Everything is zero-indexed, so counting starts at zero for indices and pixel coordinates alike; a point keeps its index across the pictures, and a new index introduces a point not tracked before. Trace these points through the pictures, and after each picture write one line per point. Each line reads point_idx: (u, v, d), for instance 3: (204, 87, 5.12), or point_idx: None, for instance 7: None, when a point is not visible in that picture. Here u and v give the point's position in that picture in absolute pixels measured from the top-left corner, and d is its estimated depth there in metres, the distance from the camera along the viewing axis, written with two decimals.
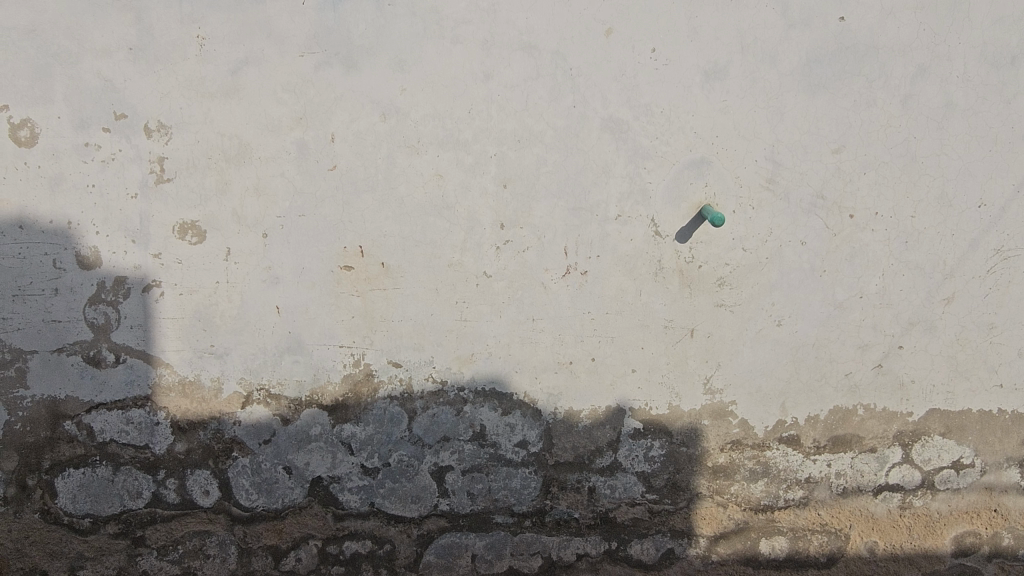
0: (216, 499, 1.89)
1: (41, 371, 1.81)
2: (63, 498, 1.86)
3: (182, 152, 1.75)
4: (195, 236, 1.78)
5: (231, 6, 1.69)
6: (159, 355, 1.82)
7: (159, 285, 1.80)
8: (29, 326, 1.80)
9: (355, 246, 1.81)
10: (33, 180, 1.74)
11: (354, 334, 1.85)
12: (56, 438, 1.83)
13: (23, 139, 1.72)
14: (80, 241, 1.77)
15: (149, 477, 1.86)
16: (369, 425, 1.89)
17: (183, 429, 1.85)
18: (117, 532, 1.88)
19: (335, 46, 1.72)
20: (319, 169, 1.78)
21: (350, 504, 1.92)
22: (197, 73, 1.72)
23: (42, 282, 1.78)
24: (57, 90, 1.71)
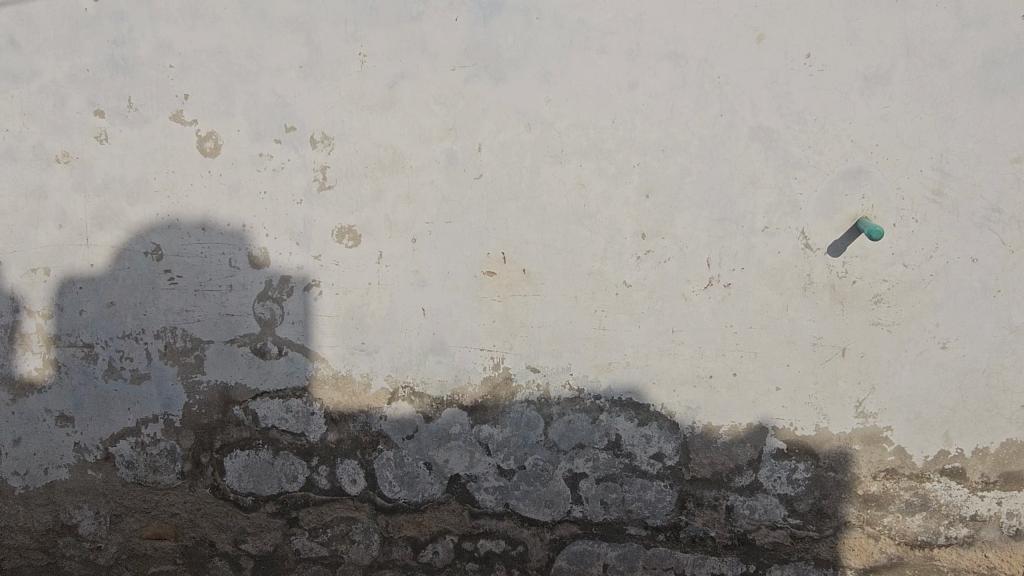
0: (362, 488, 2.00)
1: (215, 359, 2.00)
2: (231, 476, 2.03)
3: (343, 161, 1.88)
4: (352, 240, 1.91)
5: (391, 23, 1.80)
6: (317, 350, 1.96)
7: (319, 284, 1.93)
8: (207, 318, 1.99)
9: (498, 252, 1.87)
10: (216, 186, 1.93)
11: (495, 337, 1.90)
12: (226, 421, 2.01)
13: (208, 150, 1.91)
14: (253, 242, 1.94)
15: (304, 463, 2.00)
16: (506, 427, 1.93)
17: (335, 420, 1.98)
18: (274, 511, 2.03)
19: (486, 59, 1.79)
20: (467, 177, 1.85)
21: (486, 503, 1.97)
22: (359, 87, 1.84)
23: (219, 279, 1.97)
24: (238, 105, 1.89)
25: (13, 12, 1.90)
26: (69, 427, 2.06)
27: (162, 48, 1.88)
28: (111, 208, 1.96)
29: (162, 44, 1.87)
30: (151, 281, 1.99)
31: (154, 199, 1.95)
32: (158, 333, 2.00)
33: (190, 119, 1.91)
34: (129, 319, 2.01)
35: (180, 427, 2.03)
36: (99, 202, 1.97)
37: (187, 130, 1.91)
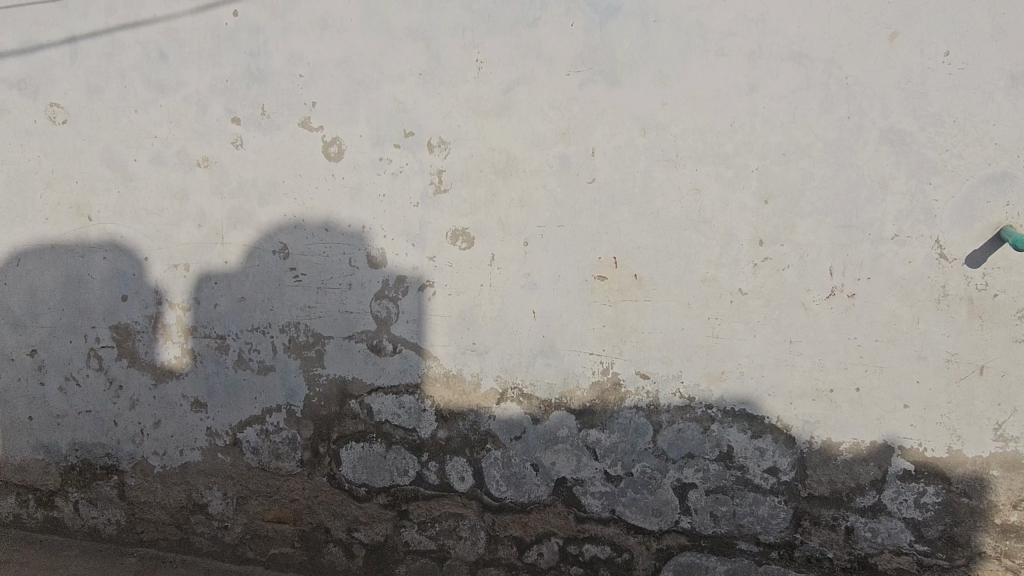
0: (470, 486, 2.04)
1: (334, 354, 2.09)
2: (346, 466, 2.12)
3: (459, 165, 1.93)
4: (465, 242, 1.95)
5: (508, 30, 1.83)
6: (429, 348, 2.01)
7: (433, 285, 1.99)
8: (327, 315, 2.08)
9: (610, 256, 1.86)
10: (339, 189, 2.02)
11: (604, 342, 1.90)
12: (343, 414, 2.10)
13: (332, 154, 2.01)
14: (372, 243, 2.02)
15: (415, 458, 2.06)
16: (614, 433, 1.92)
17: (445, 417, 2.03)
18: (386, 503, 2.11)
19: (601, 63, 1.79)
20: (579, 181, 1.85)
21: (592, 508, 1.97)
22: (476, 93, 1.89)
23: (339, 278, 2.06)
24: (361, 111, 1.97)
25: (163, 29, 2.07)
26: (202, 412, 2.21)
27: (293, 58, 1.99)
28: (244, 209, 2.10)
29: (293, 54, 1.99)
30: (277, 278, 2.11)
31: (283, 201, 2.06)
32: (283, 328, 2.12)
33: (317, 125, 2.01)
34: (257, 313, 2.13)
35: (300, 417, 2.13)
36: (233, 203, 2.10)
37: (313, 136, 2.02)
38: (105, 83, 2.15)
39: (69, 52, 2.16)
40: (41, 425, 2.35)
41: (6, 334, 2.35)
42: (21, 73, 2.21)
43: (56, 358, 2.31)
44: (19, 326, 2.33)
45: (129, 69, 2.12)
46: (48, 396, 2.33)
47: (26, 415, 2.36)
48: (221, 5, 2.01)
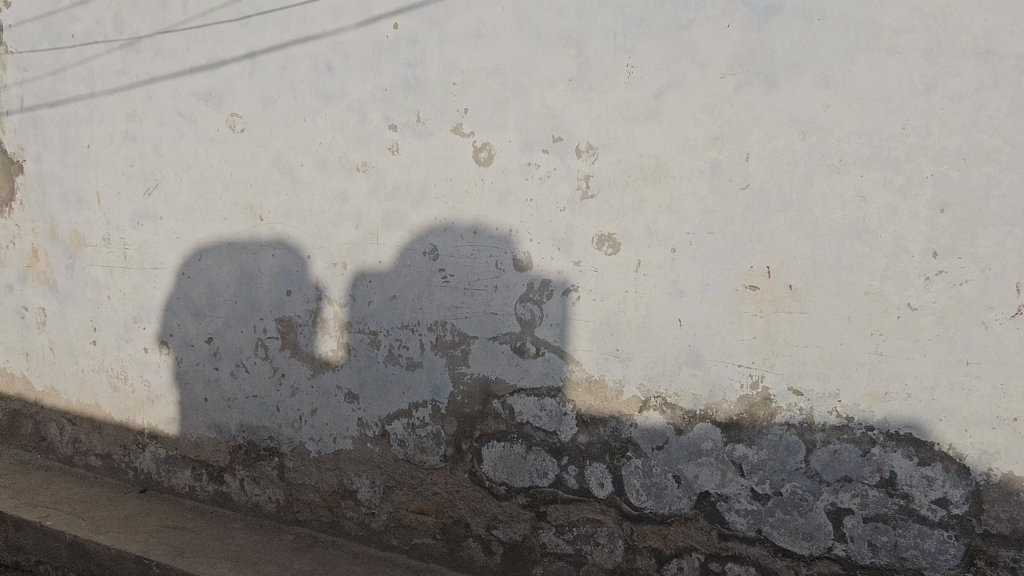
0: (609, 493, 2.02)
1: (479, 354, 2.14)
2: (487, 464, 2.17)
3: (607, 170, 1.92)
4: (611, 247, 1.94)
5: (661, 33, 1.81)
6: (572, 352, 2.02)
7: (577, 289, 1.99)
8: (473, 315, 2.14)
9: (762, 266, 1.79)
10: (488, 193, 2.07)
11: (754, 355, 1.82)
12: (485, 412, 2.15)
13: (482, 159, 2.06)
14: (518, 246, 2.05)
15: (554, 461, 2.08)
16: (763, 449, 1.84)
17: (586, 422, 2.02)
18: (525, 503, 2.14)
19: (759, 65, 1.73)
20: (732, 187, 1.79)
21: (736, 525, 1.89)
22: (626, 98, 1.87)
23: (486, 280, 2.11)
24: (511, 117, 2.01)
25: (330, 43, 2.22)
26: (355, 404, 2.34)
27: (448, 68, 2.07)
28: (398, 212, 2.20)
29: (449, 64, 2.07)
30: (427, 279, 2.19)
31: (434, 204, 2.14)
32: (431, 326, 2.20)
33: (468, 132, 2.07)
34: (407, 311, 2.23)
35: (445, 414, 2.20)
36: (389, 206, 2.21)
37: (465, 142, 2.08)
38: (278, 94, 2.33)
39: (249, 66, 2.36)
40: (215, 407, 2.57)
41: (188, 322, 2.59)
42: (208, 86, 2.44)
43: (229, 346, 2.53)
44: (199, 316, 2.57)
45: (300, 81, 2.29)
46: (221, 380, 2.55)
47: (202, 396, 2.59)
48: (384, 18, 2.13)
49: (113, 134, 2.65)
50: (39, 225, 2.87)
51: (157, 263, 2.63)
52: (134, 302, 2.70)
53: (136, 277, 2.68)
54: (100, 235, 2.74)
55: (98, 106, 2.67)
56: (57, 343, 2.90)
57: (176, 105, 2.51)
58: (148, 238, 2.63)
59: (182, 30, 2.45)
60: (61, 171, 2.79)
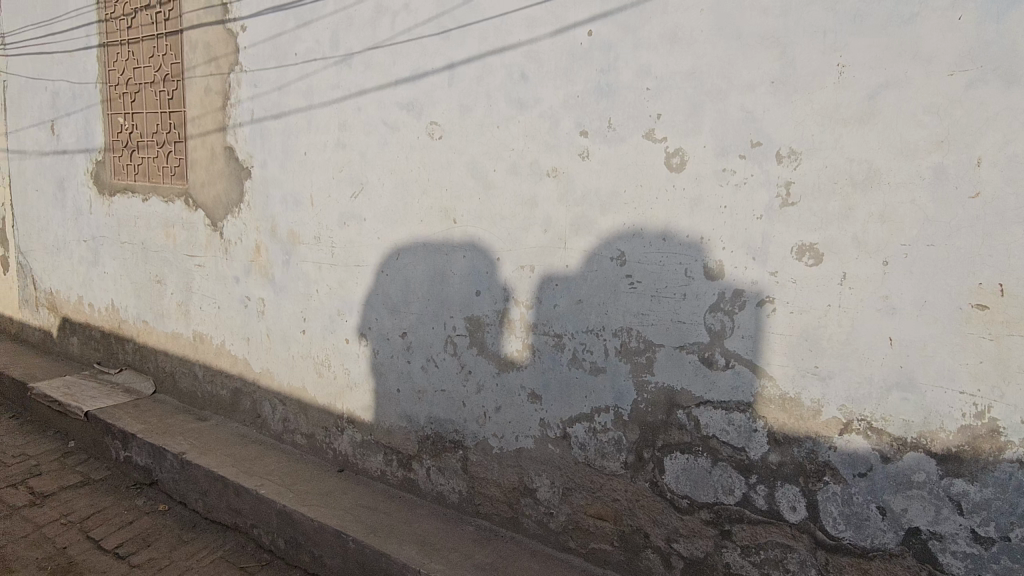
0: (802, 518, 1.91)
1: (664, 363, 2.10)
2: (669, 476, 2.13)
3: (810, 176, 1.82)
4: (813, 258, 1.83)
5: (878, 30, 1.69)
6: (765, 367, 1.93)
7: (773, 301, 1.90)
8: (660, 323, 2.10)
9: (994, 283, 1.61)
10: (679, 200, 2.03)
11: (980, 381, 1.64)
12: (669, 422, 2.11)
13: (674, 165, 2.03)
14: (710, 255, 1.99)
15: (742, 478, 2.00)
16: (988, 487, 1.65)
17: (779, 441, 1.92)
18: (708, 520, 2.07)
19: (995, 61, 1.56)
20: (959, 196, 1.63)
21: (952, 568, 1.72)
22: (834, 100, 1.76)
23: (674, 287, 2.06)
24: (707, 122, 1.96)
25: (526, 52, 2.29)
26: (537, 404, 2.38)
27: (642, 73, 2.06)
28: (586, 217, 2.22)
29: (643, 69, 2.05)
30: (613, 284, 2.18)
31: (623, 210, 2.14)
32: (616, 332, 2.19)
33: (661, 137, 2.05)
34: (592, 316, 2.24)
35: (627, 420, 2.19)
36: (577, 211, 2.23)
37: (657, 147, 2.06)
38: (475, 102, 2.43)
39: (448, 77, 2.49)
40: (406, 398, 2.74)
41: (385, 317, 2.78)
42: (410, 97, 2.60)
43: (421, 341, 2.67)
44: (395, 312, 2.74)
45: (495, 89, 2.38)
46: (412, 372, 2.71)
47: (395, 387, 2.76)
48: (579, 26, 2.16)
49: (326, 143, 2.91)
50: (262, 225, 3.21)
51: (360, 261, 2.84)
52: (339, 297, 2.94)
53: (341, 274, 2.92)
54: (312, 234, 3.01)
55: (315, 117, 2.94)
56: (273, 331, 3.22)
57: (382, 114, 2.70)
58: (353, 238, 2.85)
59: (389, 45, 2.64)
60: (282, 176, 3.10)
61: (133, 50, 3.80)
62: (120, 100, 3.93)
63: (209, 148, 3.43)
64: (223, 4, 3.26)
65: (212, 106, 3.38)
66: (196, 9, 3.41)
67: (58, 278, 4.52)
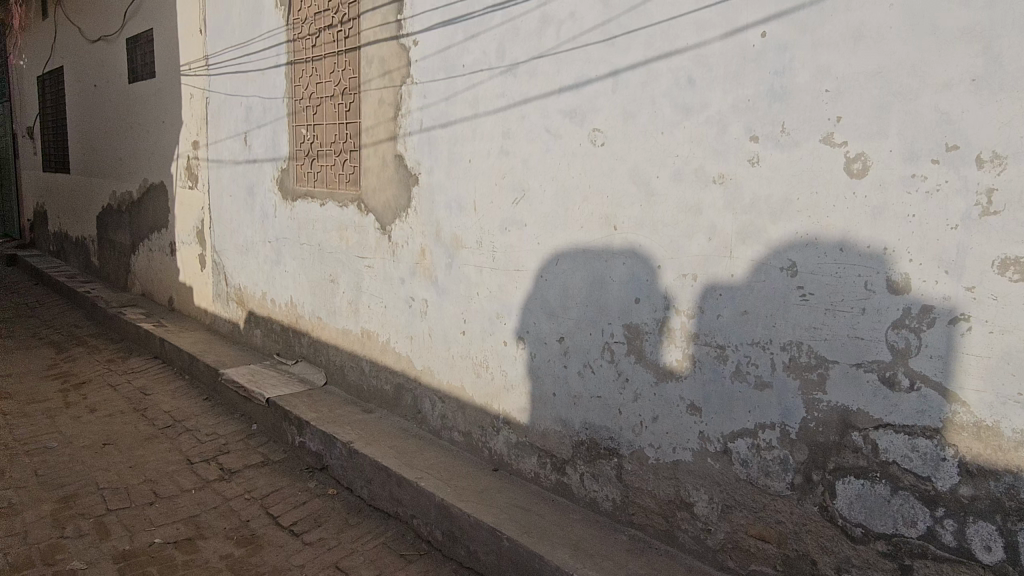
0: (998, 559, 1.73)
1: (838, 381, 1.98)
2: (841, 501, 2.00)
3: (1016, 183, 1.65)
4: (1019, 273, 1.66)
5: None
6: (958, 391, 1.76)
7: (969, 319, 1.73)
8: (835, 339, 1.98)
9: None
10: (860, 207, 1.91)
11: None
12: (843, 444, 1.98)
13: (855, 171, 1.91)
14: (894, 267, 1.85)
15: (927, 510, 1.84)
16: None
17: (972, 473, 1.75)
18: (885, 552, 1.93)
19: None
20: None
21: None
22: None
23: (852, 301, 1.94)
24: (894, 124, 1.83)
25: (694, 56, 2.24)
26: (697, 416, 2.32)
27: (820, 74, 1.96)
28: (755, 225, 2.13)
29: (822, 70, 1.95)
30: (783, 296, 2.08)
31: (796, 218, 2.04)
32: (785, 346, 2.09)
33: (840, 141, 1.93)
34: (759, 328, 2.15)
35: (795, 439, 2.08)
36: (745, 218, 2.16)
37: (835, 152, 1.94)
38: (639, 109, 2.42)
39: (612, 83, 2.49)
40: (561, 402, 2.76)
41: (543, 321, 2.82)
42: (574, 104, 2.63)
43: (578, 347, 2.69)
44: (553, 317, 2.78)
45: (660, 95, 2.35)
46: (568, 377, 2.73)
47: (551, 391, 2.80)
48: (752, 27, 2.09)
49: (490, 150, 3.00)
50: (427, 229, 3.36)
51: (520, 266, 2.91)
52: (498, 300, 3.02)
53: (501, 277, 3.00)
54: (474, 238, 3.11)
55: (480, 125, 3.04)
56: (434, 331, 3.36)
57: (545, 122, 2.75)
58: (513, 243, 2.92)
59: (554, 54, 2.68)
60: (447, 182, 3.23)
61: (316, 67, 4.12)
62: (303, 113, 4.26)
63: (381, 156, 3.64)
64: (398, 20, 3.46)
65: (385, 117, 3.59)
66: (373, 26, 3.64)
67: (246, 275, 4.97)
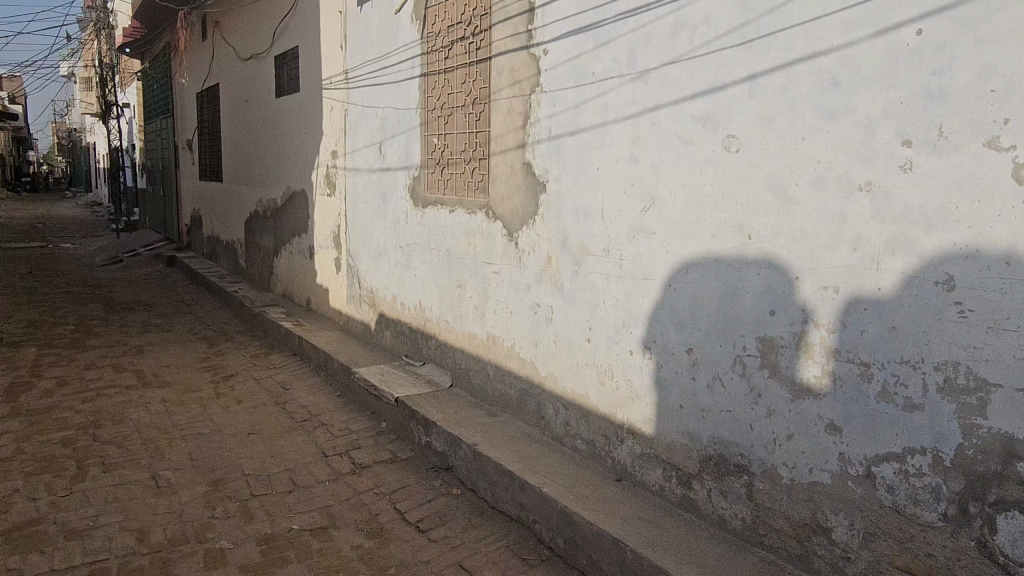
0: None
1: (1002, 406, 1.81)
2: (1003, 537, 1.83)
3: None
4: None
5: None
6: None
7: None
8: (998, 360, 1.81)
9: None
10: None
11: None
12: (1006, 476, 1.81)
13: None
14: None
15: None
16: None
17: None
18: None
19: None
20: None
21: None
22: None
23: (1020, 319, 1.77)
24: None
25: (839, 57, 2.14)
26: (837, 437, 2.20)
27: (986, 73, 1.81)
28: (906, 235, 2.00)
29: (988, 68, 1.80)
30: (938, 312, 1.94)
31: (955, 228, 1.89)
32: (939, 366, 1.94)
33: (1008, 145, 1.77)
34: (909, 346, 2.01)
35: (949, 467, 1.93)
36: (895, 228, 2.03)
37: (1002, 157, 1.79)
38: (778, 113, 2.32)
39: (749, 88, 2.41)
40: (689, 415, 2.70)
41: (671, 331, 2.77)
42: (708, 110, 2.56)
43: (708, 359, 2.62)
44: (681, 327, 2.72)
45: (802, 99, 2.25)
46: (697, 390, 2.66)
47: (678, 403, 2.74)
48: (906, 24, 1.96)
49: (619, 158, 2.98)
50: (554, 236, 3.38)
51: (648, 275, 2.87)
52: (625, 308, 2.99)
53: (628, 286, 2.97)
54: (601, 246, 3.10)
55: (609, 133, 3.03)
56: (560, 338, 3.37)
57: (677, 128, 2.70)
58: (641, 251, 2.88)
59: (687, 60, 2.63)
60: (574, 190, 3.24)
61: (448, 78, 4.25)
62: (435, 122, 4.41)
63: (509, 164, 3.70)
64: (529, 30, 3.51)
65: (514, 125, 3.64)
66: (504, 36, 3.71)
67: (378, 279, 5.18)
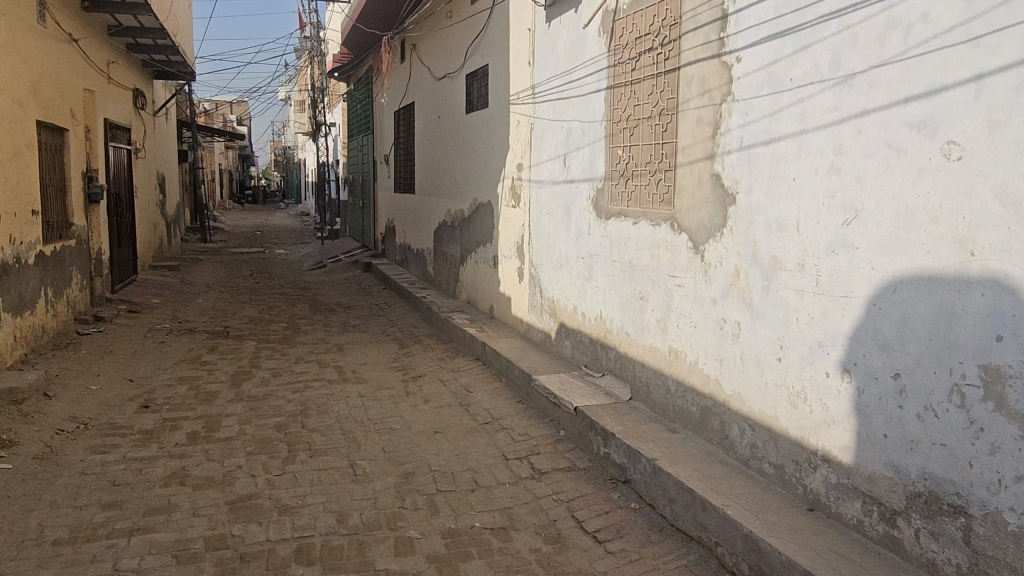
0: None
1: None
2: None
3: None
4: None
5: None
6: None
7: None
8: None
9: None
10: None
11: None
12: None
13: None
14: None
15: None
16: None
17: None
18: None
19: None
20: None
21: None
22: None
23: None
24: None
25: None
26: None
27: None
28: None
29: None
30: None
31: None
32: None
33: None
34: None
35: None
36: None
37: None
38: (1010, 117, 2.08)
39: (974, 89, 2.18)
40: (894, 446, 2.48)
41: (874, 354, 2.57)
42: (924, 114, 2.35)
43: (919, 386, 2.40)
44: (887, 349, 2.51)
45: None
46: (905, 419, 2.45)
47: (881, 432, 2.53)
48: None
49: (819, 168, 2.82)
50: (744, 249, 3.26)
51: (849, 292, 2.68)
52: (821, 327, 2.82)
53: (826, 303, 2.79)
54: (795, 260, 2.94)
55: (807, 142, 2.87)
56: (747, 355, 3.24)
57: (886, 135, 2.50)
58: (842, 267, 2.70)
59: (901, 61, 2.43)
60: (767, 202, 3.11)
61: (634, 90, 4.24)
62: (620, 134, 4.41)
63: (697, 175, 3.62)
64: (721, 38, 3.42)
65: (703, 135, 3.56)
66: (694, 45, 3.65)
67: (560, 289, 5.27)
